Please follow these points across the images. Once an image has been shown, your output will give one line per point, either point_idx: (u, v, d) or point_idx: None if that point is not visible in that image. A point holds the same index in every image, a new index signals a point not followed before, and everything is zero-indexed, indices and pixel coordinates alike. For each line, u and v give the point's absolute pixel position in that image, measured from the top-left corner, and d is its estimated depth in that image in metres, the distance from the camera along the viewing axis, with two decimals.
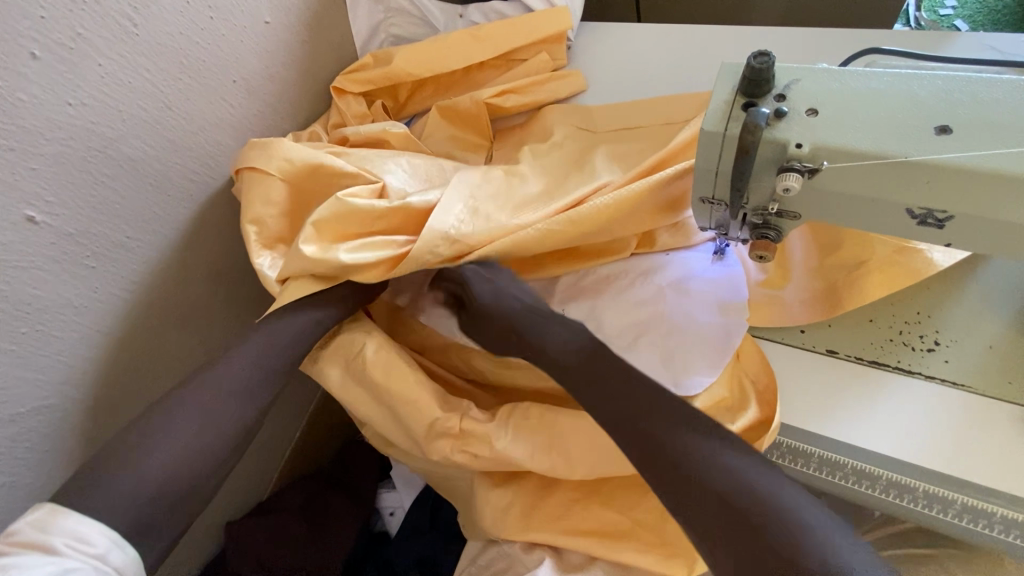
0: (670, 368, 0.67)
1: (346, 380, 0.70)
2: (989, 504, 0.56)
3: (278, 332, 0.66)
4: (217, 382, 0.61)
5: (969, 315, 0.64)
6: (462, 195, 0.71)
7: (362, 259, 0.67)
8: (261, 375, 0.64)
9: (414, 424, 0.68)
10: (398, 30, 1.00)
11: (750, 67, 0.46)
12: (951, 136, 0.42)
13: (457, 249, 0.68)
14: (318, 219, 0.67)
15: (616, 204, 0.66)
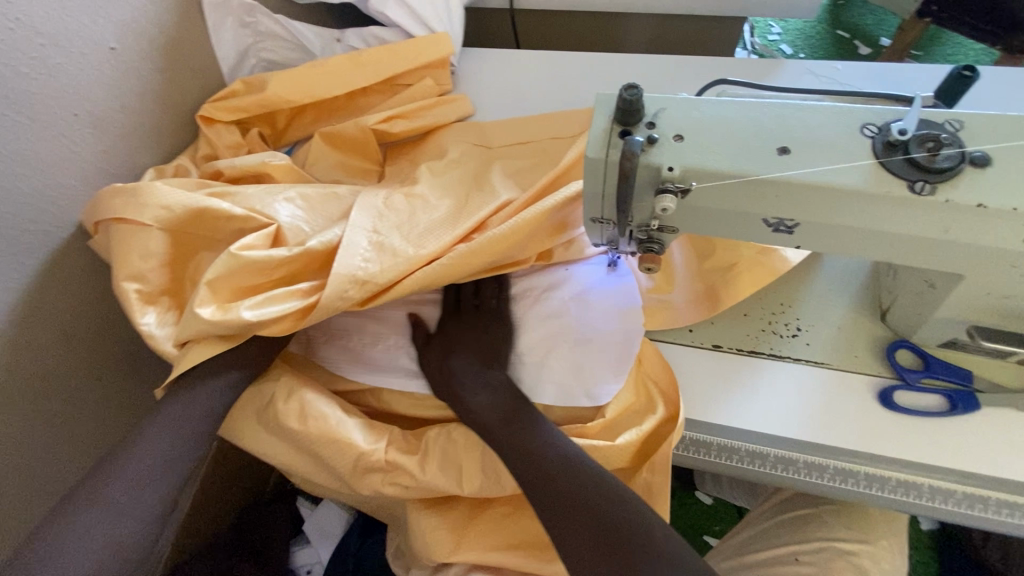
0: (582, 380, 0.70)
1: (260, 435, 0.67)
2: (854, 464, 0.65)
3: (183, 407, 0.64)
4: (134, 465, 0.61)
5: (820, 303, 0.73)
6: (365, 233, 0.70)
7: (263, 316, 0.64)
8: (176, 451, 0.63)
9: (339, 463, 0.65)
10: (269, 54, 0.95)
11: (621, 98, 0.49)
12: (789, 155, 0.48)
13: (368, 291, 0.66)
14: (210, 280, 0.64)
15: (515, 232, 0.67)
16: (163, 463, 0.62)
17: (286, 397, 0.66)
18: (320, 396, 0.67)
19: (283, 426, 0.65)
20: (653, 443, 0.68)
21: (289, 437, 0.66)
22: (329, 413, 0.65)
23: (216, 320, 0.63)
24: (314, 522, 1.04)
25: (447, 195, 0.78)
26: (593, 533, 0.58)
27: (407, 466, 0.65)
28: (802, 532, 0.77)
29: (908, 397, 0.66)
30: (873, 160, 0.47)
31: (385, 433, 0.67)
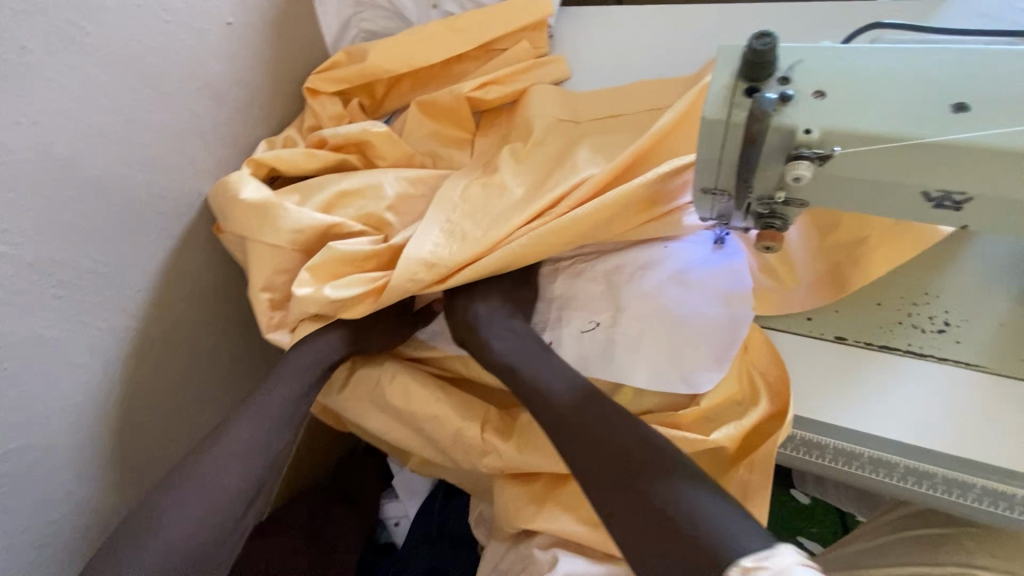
0: (678, 367, 0.66)
1: (374, 412, 0.74)
2: (1008, 487, 0.54)
3: (290, 372, 0.69)
4: (245, 425, 0.65)
5: (975, 294, 0.62)
6: (437, 224, 0.72)
7: (341, 296, 0.68)
8: (278, 417, 0.67)
9: (440, 437, 0.70)
10: (370, 25, 0.96)
11: (750, 48, 0.43)
12: (966, 113, 0.40)
13: (435, 273, 0.68)
14: (312, 265, 0.69)
15: (593, 215, 0.64)
16: (261, 439, 0.65)
17: (388, 376, 0.72)
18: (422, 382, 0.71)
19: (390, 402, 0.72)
20: (759, 438, 0.62)
21: (395, 413, 0.72)
22: (426, 399, 0.70)
23: (315, 303, 0.68)
24: (399, 480, 1.09)
25: (531, 177, 0.76)
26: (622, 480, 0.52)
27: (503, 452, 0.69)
28: (932, 555, 0.67)
29: None
30: None
31: (480, 414, 0.71)
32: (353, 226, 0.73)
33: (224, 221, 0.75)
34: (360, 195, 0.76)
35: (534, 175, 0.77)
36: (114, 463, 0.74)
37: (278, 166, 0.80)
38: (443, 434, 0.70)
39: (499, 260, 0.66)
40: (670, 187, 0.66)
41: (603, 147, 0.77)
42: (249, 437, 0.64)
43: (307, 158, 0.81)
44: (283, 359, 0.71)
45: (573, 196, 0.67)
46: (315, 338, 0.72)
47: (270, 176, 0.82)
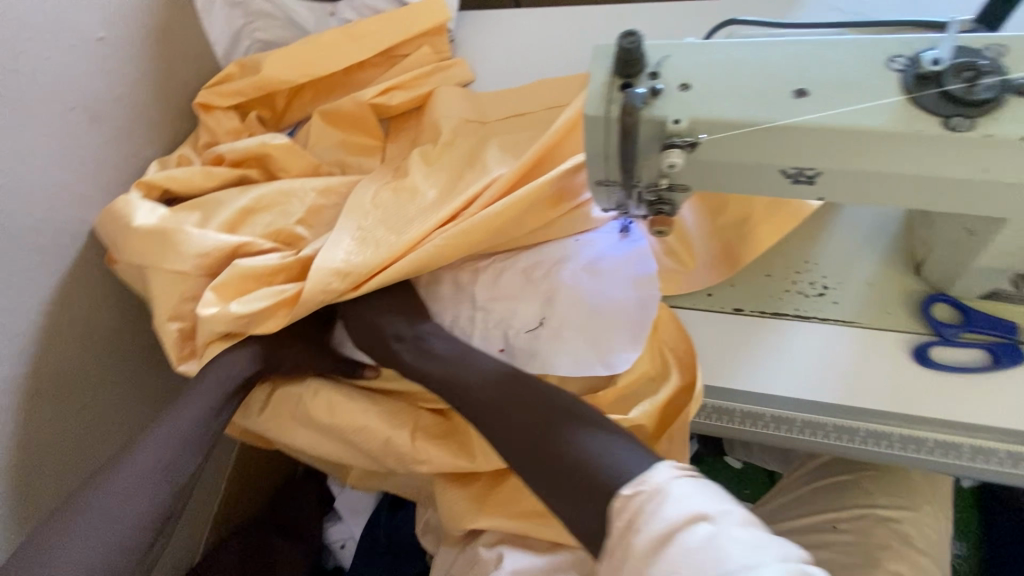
0: (597, 350, 0.68)
1: (298, 429, 0.71)
2: (887, 427, 0.61)
3: (200, 395, 0.66)
4: (147, 456, 0.61)
5: (849, 258, 0.68)
6: (348, 232, 0.70)
7: (250, 310, 0.66)
8: (185, 442, 0.63)
9: (371, 449, 0.69)
10: (263, 35, 0.91)
11: (621, 48, 0.46)
12: (809, 97, 0.44)
13: (348, 281, 0.67)
14: (217, 284, 0.67)
15: (502, 213, 0.65)
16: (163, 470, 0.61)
17: (313, 393, 0.70)
18: (346, 394, 0.70)
19: (315, 417, 0.69)
20: (675, 409, 0.66)
21: (322, 430, 0.70)
22: (353, 409, 0.69)
23: (222, 321, 0.66)
24: (342, 499, 1.05)
25: (441, 180, 0.76)
26: (533, 441, 0.56)
27: (433, 453, 0.68)
28: (841, 500, 0.74)
29: (948, 353, 0.62)
30: (902, 96, 0.42)
31: (409, 420, 0.70)
32: (260, 243, 0.70)
33: (118, 251, 0.70)
34: (266, 209, 0.74)
35: (444, 178, 0.77)
36: (10, 522, 0.68)
37: (173, 188, 0.77)
38: (374, 445, 0.69)
39: (409, 265, 0.66)
40: (573, 182, 0.69)
41: (509, 147, 0.79)
42: (150, 466, 0.61)
43: (202, 176, 0.77)
44: (196, 377, 0.68)
45: (481, 198, 0.68)
46: (214, 357, 0.69)
47: (165, 198, 0.78)
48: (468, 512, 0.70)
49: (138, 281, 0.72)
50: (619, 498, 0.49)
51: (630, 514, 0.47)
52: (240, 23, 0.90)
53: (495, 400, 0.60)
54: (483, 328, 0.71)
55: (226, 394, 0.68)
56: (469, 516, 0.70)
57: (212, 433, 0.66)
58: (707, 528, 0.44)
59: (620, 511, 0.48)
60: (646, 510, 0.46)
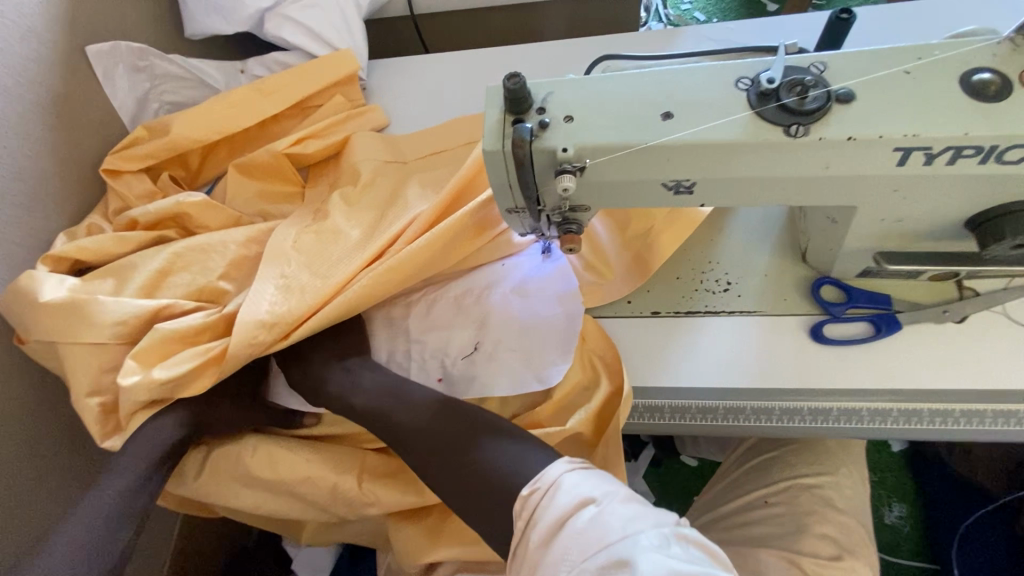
0: (531, 367, 0.71)
1: (240, 488, 0.69)
2: (798, 403, 0.68)
3: (121, 471, 0.64)
4: (65, 543, 0.60)
5: (746, 254, 0.75)
6: (271, 281, 0.70)
7: (177, 373, 0.64)
8: (108, 523, 0.62)
9: (318, 497, 0.68)
10: (172, 97, 0.93)
11: (506, 88, 0.50)
12: (674, 119, 0.50)
13: (277, 332, 0.67)
14: (138, 351, 0.64)
15: (425, 250, 0.68)
16: (84, 556, 0.60)
17: (252, 449, 0.68)
18: (286, 445, 0.69)
19: (255, 473, 0.68)
20: (608, 413, 0.70)
21: (265, 485, 0.69)
22: (295, 459, 0.68)
23: (146, 389, 0.63)
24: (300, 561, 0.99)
25: (364, 222, 0.78)
26: (441, 468, 0.60)
27: (381, 492, 0.68)
28: (768, 475, 0.80)
29: (838, 328, 0.69)
30: (749, 111, 0.49)
31: (354, 463, 0.70)
32: (182, 304, 0.69)
33: (24, 331, 0.67)
34: (186, 269, 0.73)
35: (367, 219, 0.79)
36: None
37: (83, 258, 0.74)
38: (321, 493, 0.68)
39: (337, 307, 0.67)
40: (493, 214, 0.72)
41: (429, 183, 0.82)
42: (69, 553, 0.60)
43: (116, 243, 0.75)
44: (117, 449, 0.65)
45: (405, 235, 0.71)
46: (139, 426, 0.66)
47: (77, 269, 0.75)
48: (425, 546, 0.70)
49: (51, 359, 0.69)
50: (523, 499, 0.52)
51: (529, 511, 0.51)
52: (147, 85, 0.91)
53: (433, 431, 0.62)
54: (421, 361, 0.73)
55: (155, 464, 0.66)
56: (426, 550, 0.70)
57: (140, 507, 0.64)
58: (591, 510, 0.47)
59: (522, 510, 0.52)
60: (541, 503, 0.50)
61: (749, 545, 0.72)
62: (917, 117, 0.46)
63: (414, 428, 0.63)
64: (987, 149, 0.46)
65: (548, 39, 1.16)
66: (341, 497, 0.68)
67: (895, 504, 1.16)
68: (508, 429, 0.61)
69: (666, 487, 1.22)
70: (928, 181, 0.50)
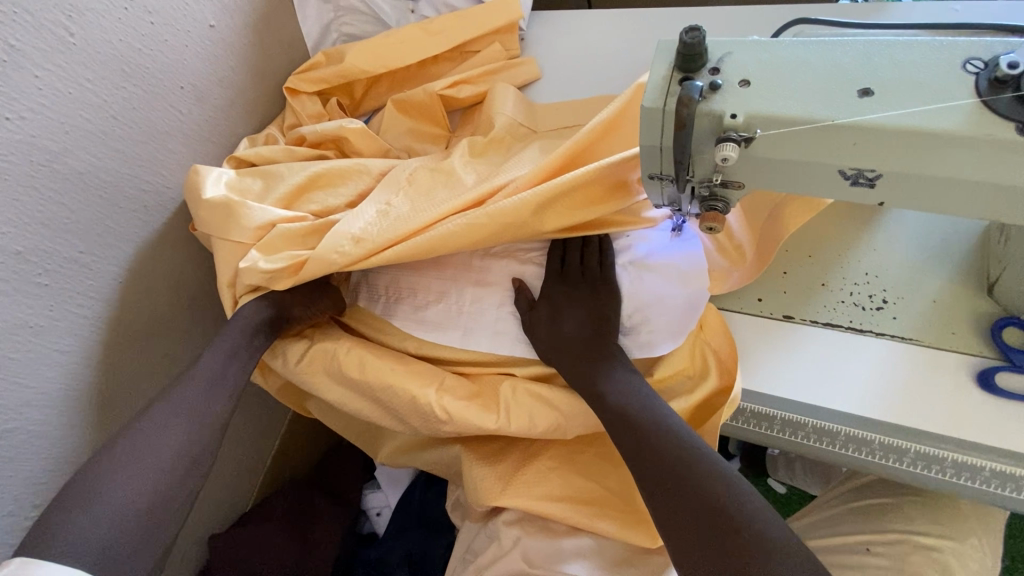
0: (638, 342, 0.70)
1: (333, 384, 0.75)
2: (940, 451, 0.58)
3: (233, 340, 0.74)
4: (194, 388, 0.70)
5: (912, 274, 0.66)
6: (376, 204, 0.75)
7: (274, 267, 0.72)
8: (221, 378, 0.72)
9: (413, 415, 0.73)
10: (349, 29, 1.00)
11: (682, 42, 0.47)
12: (873, 97, 0.43)
13: (363, 248, 0.71)
14: (257, 241, 0.74)
15: (525, 204, 0.65)
16: (205, 403, 0.69)
17: (348, 350, 0.74)
18: (387, 359, 0.73)
19: (346, 373, 0.73)
20: (710, 407, 0.67)
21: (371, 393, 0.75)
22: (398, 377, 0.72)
23: (252, 273, 0.73)
24: (383, 471, 1.09)
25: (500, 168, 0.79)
26: (675, 485, 0.57)
27: (469, 428, 0.70)
28: (876, 522, 0.71)
29: (1014, 380, 0.58)
30: (975, 100, 0.41)
31: (436, 378, 0.72)
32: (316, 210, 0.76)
33: (195, 219, 0.78)
34: (336, 186, 0.80)
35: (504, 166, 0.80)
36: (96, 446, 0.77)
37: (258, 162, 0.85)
38: (417, 413, 0.72)
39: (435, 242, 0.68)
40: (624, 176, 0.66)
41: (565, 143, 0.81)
42: (196, 397, 0.69)
43: (285, 153, 0.84)
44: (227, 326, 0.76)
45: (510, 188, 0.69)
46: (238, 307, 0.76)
47: None
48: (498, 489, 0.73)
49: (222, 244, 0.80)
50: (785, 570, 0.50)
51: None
52: (331, 17, 0.99)
53: (589, 359, 0.68)
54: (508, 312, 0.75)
55: (247, 337, 0.75)
56: (498, 491, 0.73)
57: (243, 372, 0.74)
58: None
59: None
60: None
61: None
62: None
63: (572, 347, 0.70)
64: None
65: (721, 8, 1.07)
66: (432, 422, 0.72)
67: None
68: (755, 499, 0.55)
69: None
70: None
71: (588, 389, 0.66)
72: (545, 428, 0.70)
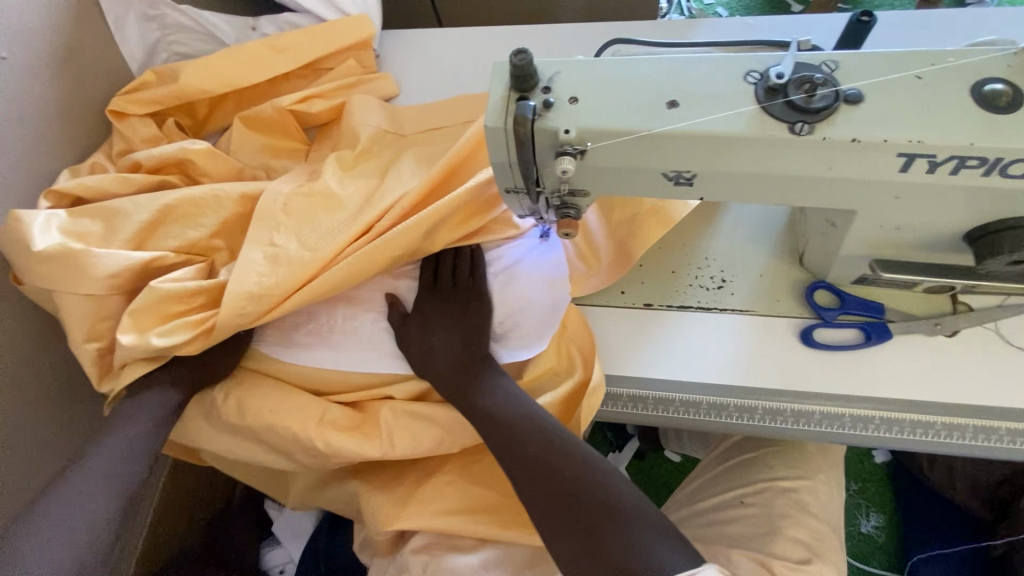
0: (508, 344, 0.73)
1: (231, 438, 0.72)
2: (779, 403, 0.68)
3: (140, 410, 0.70)
4: (94, 466, 0.66)
5: (743, 253, 0.75)
6: (260, 246, 0.70)
7: (171, 341, 0.66)
8: (131, 450, 0.68)
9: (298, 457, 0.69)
10: (181, 48, 0.90)
11: (512, 65, 0.50)
12: (679, 108, 0.49)
13: (264, 304, 0.67)
14: (132, 309, 0.66)
15: (412, 231, 0.67)
16: (110, 480, 0.65)
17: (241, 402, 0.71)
18: (273, 402, 0.70)
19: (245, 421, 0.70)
20: (575, 400, 0.72)
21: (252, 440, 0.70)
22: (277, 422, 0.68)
23: (137, 351, 0.65)
24: (281, 523, 1.03)
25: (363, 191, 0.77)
26: (557, 493, 0.61)
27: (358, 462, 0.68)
28: (747, 475, 0.81)
29: (829, 334, 0.69)
30: (755, 106, 0.48)
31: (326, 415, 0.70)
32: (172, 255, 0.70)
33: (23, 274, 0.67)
34: (193, 218, 0.72)
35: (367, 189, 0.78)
36: None
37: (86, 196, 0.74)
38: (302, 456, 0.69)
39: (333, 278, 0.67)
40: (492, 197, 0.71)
41: (426, 157, 0.80)
42: (99, 476, 0.65)
43: (118, 183, 0.75)
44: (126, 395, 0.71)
45: (394, 211, 0.70)
46: (141, 395, 0.71)
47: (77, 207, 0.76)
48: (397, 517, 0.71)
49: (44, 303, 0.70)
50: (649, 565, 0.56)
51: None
52: (156, 35, 0.89)
53: (469, 374, 0.70)
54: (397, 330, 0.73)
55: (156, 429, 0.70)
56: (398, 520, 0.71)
57: (155, 440, 0.70)
58: None
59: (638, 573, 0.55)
60: None
61: (722, 544, 0.73)
62: (920, 124, 0.46)
63: (451, 363, 0.71)
64: (991, 161, 0.46)
65: (566, 22, 1.14)
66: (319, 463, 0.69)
67: (872, 514, 1.17)
68: (632, 499, 0.61)
69: (650, 481, 1.24)
70: (930, 190, 0.49)
71: (467, 404, 0.68)
72: (431, 446, 0.70)
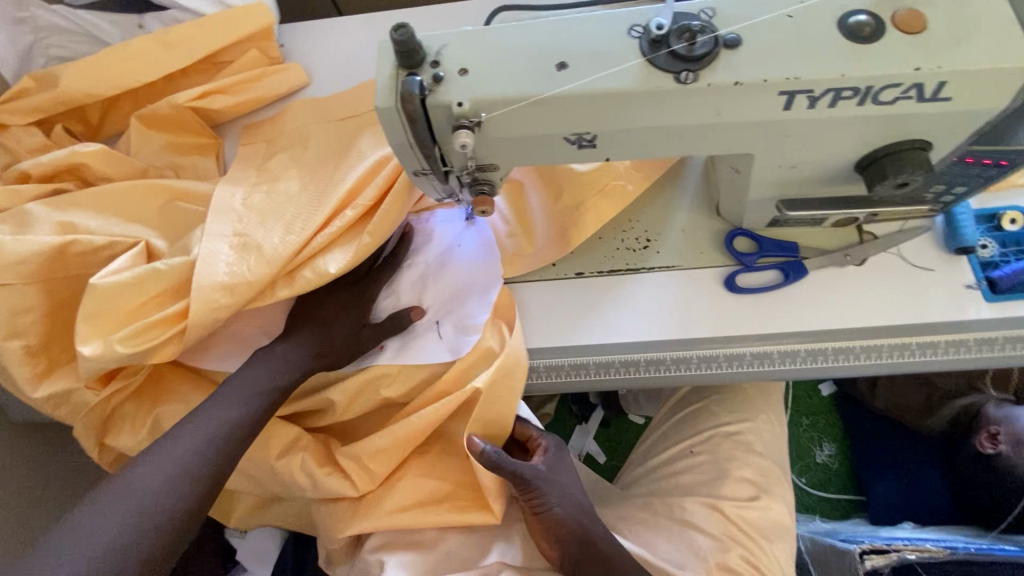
0: (447, 339, 0.71)
1: None
2: (714, 350, 0.70)
3: (254, 371, 0.68)
4: (199, 427, 0.63)
5: (665, 212, 0.76)
6: (226, 239, 0.67)
7: (133, 342, 0.63)
8: (230, 418, 0.65)
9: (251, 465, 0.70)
10: (59, 51, 0.86)
11: (394, 41, 0.48)
12: (568, 69, 0.49)
13: (237, 295, 0.64)
14: (85, 315, 0.63)
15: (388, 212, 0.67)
16: (194, 450, 0.62)
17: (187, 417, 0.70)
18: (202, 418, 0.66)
19: None
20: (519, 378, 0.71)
21: None
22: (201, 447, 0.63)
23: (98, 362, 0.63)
24: (244, 549, 0.93)
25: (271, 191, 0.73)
26: None
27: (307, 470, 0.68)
28: (695, 425, 0.83)
29: (749, 278, 0.71)
30: (641, 59, 0.48)
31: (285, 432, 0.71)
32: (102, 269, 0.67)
33: None
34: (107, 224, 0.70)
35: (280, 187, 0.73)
36: None
37: None
38: None
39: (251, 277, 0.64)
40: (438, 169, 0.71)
41: (338, 146, 0.77)
42: (196, 442, 0.63)
43: (7, 197, 0.71)
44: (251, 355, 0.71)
45: (368, 192, 0.69)
46: (250, 363, 0.69)
47: None
48: (353, 522, 0.70)
49: None
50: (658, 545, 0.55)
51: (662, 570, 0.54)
52: (30, 39, 0.85)
53: None
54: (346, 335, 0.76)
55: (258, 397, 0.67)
56: (354, 524, 0.70)
57: (262, 405, 0.67)
58: None
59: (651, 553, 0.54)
60: None
61: (676, 494, 0.77)
62: (797, 62, 0.47)
63: None
64: (863, 90, 0.48)
65: None
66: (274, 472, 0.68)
67: (825, 444, 1.22)
68: None
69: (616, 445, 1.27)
70: (816, 125, 0.51)
71: None
72: (375, 443, 0.69)
